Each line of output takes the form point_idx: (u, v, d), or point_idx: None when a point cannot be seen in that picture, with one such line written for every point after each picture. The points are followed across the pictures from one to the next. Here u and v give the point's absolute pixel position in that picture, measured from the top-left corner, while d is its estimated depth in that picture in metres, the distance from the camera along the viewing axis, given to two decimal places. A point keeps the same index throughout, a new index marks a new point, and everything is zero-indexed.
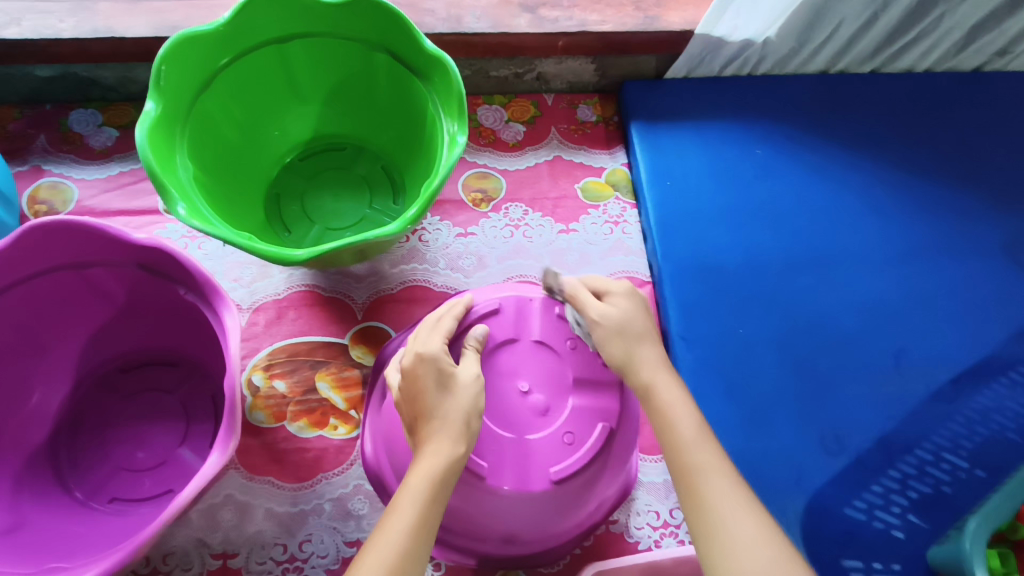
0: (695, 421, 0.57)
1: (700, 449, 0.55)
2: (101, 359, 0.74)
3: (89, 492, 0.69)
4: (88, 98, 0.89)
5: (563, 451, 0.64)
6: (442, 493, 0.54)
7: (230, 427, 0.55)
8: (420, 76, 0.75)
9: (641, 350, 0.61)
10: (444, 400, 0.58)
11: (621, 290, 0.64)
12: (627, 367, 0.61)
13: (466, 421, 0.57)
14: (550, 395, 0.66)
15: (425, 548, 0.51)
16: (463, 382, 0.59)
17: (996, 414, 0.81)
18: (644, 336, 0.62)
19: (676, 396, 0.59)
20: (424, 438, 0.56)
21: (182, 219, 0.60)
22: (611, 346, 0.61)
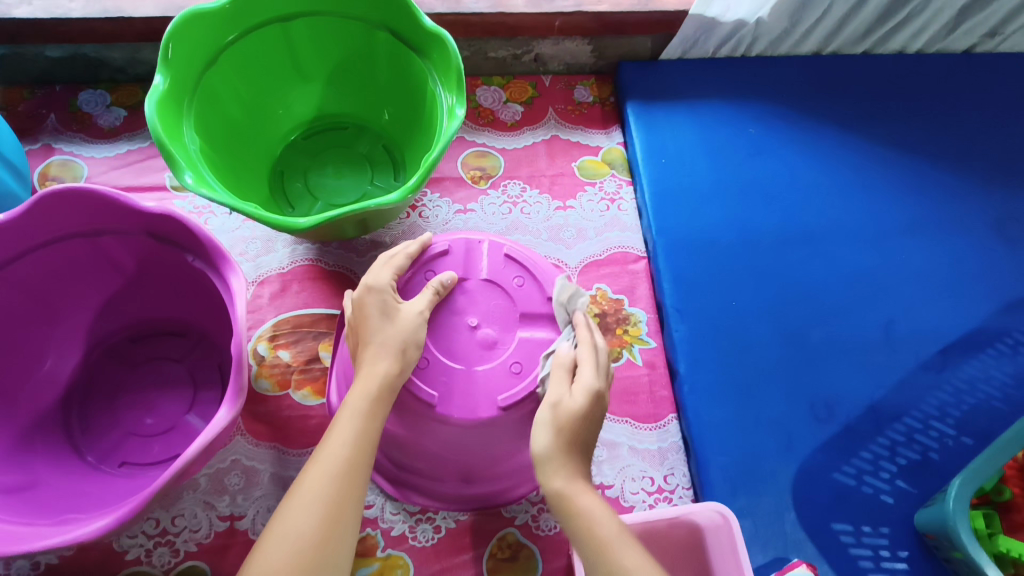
0: (614, 523, 0.54)
1: (627, 552, 0.52)
2: (111, 328, 0.77)
3: (100, 455, 0.71)
4: (97, 79, 0.92)
5: (510, 381, 0.65)
6: (377, 411, 0.59)
7: (238, 384, 0.57)
8: (420, 53, 0.77)
9: (561, 461, 0.58)
10: (385, 327, 0.63)
11: (588, 386, 0.61)
12: (543, 466, 0.58)
13: (403, 343, 0.62)
14: (498, 329, 0.68)
15: (367, 457, 0.56)
16: (406, 315, 0.64)
17: (983, 384, 0.83)
18: (559, 458, 0.58)
19: (595, 503, 0.56)
20: (363, 359, 0.61)
21: (190, 187, 0.62)
22: (540, 436, 0.59)
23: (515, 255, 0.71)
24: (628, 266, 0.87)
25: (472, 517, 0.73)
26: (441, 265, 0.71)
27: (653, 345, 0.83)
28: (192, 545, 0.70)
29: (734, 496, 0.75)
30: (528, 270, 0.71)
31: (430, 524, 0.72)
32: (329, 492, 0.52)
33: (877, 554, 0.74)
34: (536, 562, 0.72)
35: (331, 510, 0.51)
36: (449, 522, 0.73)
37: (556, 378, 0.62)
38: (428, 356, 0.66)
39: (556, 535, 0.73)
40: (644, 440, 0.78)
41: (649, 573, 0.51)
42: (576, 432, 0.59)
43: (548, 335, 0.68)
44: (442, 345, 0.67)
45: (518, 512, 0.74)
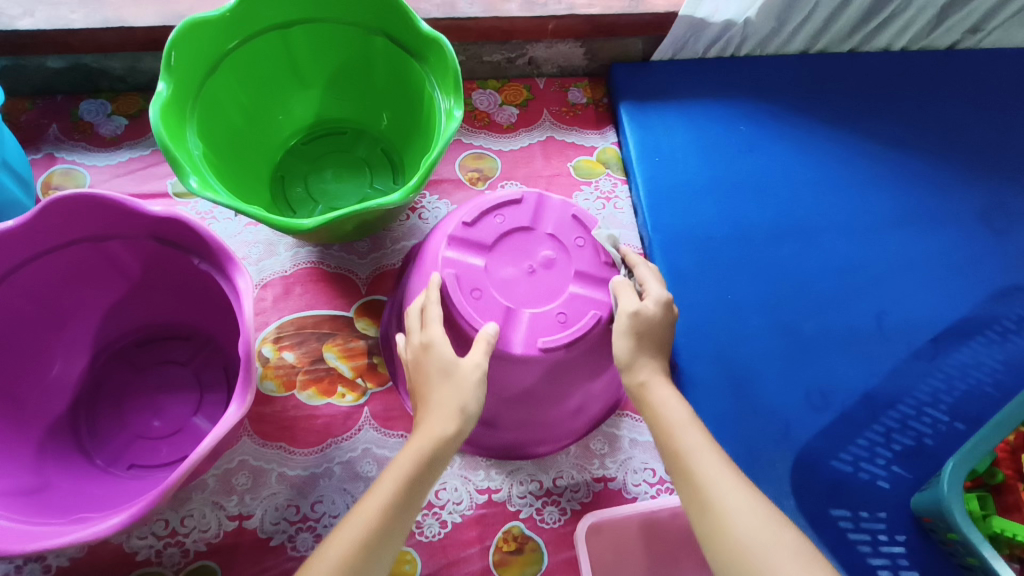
0: (685, 414, 0.61)
1: (688, 433, 0.59)
2: (117, 333, 0.78)
3: (109, 458, 0.72)
4: (97, 89, 0.93)
5: (583, 250, 0.72)
6: (426, 476, 0.58)
7: (247, 381, 0.58)
8: (417, 57, 0.79)
9: (645, 358, 0.65)
10: (444, 390, 0.62)
11: (658, 298, 0.67)
12: (626, 365, 0.65)
13: (462, 405, 0.61)
14: (532, 249, 0.72)
15: (402, 520, 0.56)
16: (465, 371, 0.62)
17: (974, 370, 0.85)
18: (643, 356, 0.65)
19: (665, 392, 0.63)
20: (422, 419, 0.61)
21: (195, 191, 0.64)
22: (620, 342, 0.65)
23: (469, 214, 0.72)
24: None
25: (478, 510, 0.74)
26: (468, 283, 0.69)
27: None
28: (201, 545, 0.71)
29: None
30: (482, 210, 0.72)
31: (435, 518, 0.74)
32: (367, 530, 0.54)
33: (875, 538, 0.75)
34: (541, 554, 0.73)
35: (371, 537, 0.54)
36: (455, 517, 0.74)
37: (626, 294, 0.67)
38: (553, 317, 0.68)
39: (561, 528, 0.74)
40: (644, 433, 0.79)
41: (714, 458, 0.58)
42: (654, 333, 0.65)
43: (547, 213, 0.74)
44: (545, 294, 0.69)
45: (522, 505, 0.75)
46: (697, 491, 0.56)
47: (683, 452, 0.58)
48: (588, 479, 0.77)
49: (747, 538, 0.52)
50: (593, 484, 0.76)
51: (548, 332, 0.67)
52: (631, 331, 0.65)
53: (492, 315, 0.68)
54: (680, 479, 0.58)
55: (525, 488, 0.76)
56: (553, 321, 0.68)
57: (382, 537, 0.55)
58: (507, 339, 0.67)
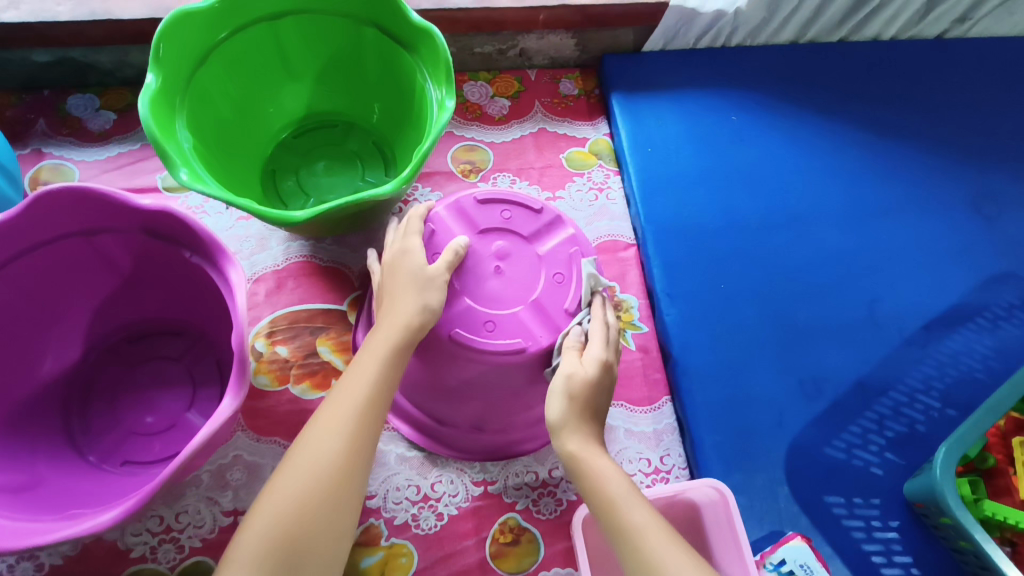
0: (624, 485, 0.57)
1: (635, 507, 0.56)
2: (109, 329, 0.77)
3: (102, 455, 0.72)
4: (85, 84, 0.92)
5: (510, 217, 0.73)
6: (396, 360, 0.61)
7: (240, 375, 0.57)
8: (407, 48, 0.78)
9: (573, 428, 0.62)
10: (410, 291, 0.64)
11: (595, 359, 0.65)
12: (556, 432, 0.62)
13: (423, 301, 0.64)
14: (481, 253, 0.71)
15: (381, 400, 0.58)
16: (433, 275, 0.66)
17: (964, 357, 0.85)
18: (574, 423, 0.62)
19: (604, 464, 0.59)
20: (387, 312, 0.64)
21: (185, 183, 0.64)
22: (552, 403, 0.62)
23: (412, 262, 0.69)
24: (618, 253, 0.89)
25: (473, 501, 0.75)
26: (477, 322, 0.67)
27: (645, 329, 0.85)
28: (196, 541, 0.71)
29: (728, 473, 0.77)
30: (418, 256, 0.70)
31: (431, 512, 0.74)
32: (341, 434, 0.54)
33: (869, 524, 0.76)
34: (537, 545, 0.73)
35: (349, 435, 0.55)
36: (451, 510, 0.74)
37: (568, 353, 0.66)
38: (554, 283, 0.71)
39: (556, 519, 0.75)
40: (639, 422, 0.80)
41: (660, 531, 0.54)
42: (587, 398, 0.63)
43: (460, 217, 0.73)
44: (530, 267, 0.71)
45: (518, 497, 0.76)
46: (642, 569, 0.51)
47: (628, 526, 0.54)
48: None
49: None
50: None
51: (565, 296, 0.70)
52: (566, 393, 0.62)
53: (526, 326, 0.68)
54: (625, 561, 0.53)
55: (520, 480, 0.76)
56: (557, 286, 0.70)
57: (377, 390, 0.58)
58: (549, 332, 0.68)
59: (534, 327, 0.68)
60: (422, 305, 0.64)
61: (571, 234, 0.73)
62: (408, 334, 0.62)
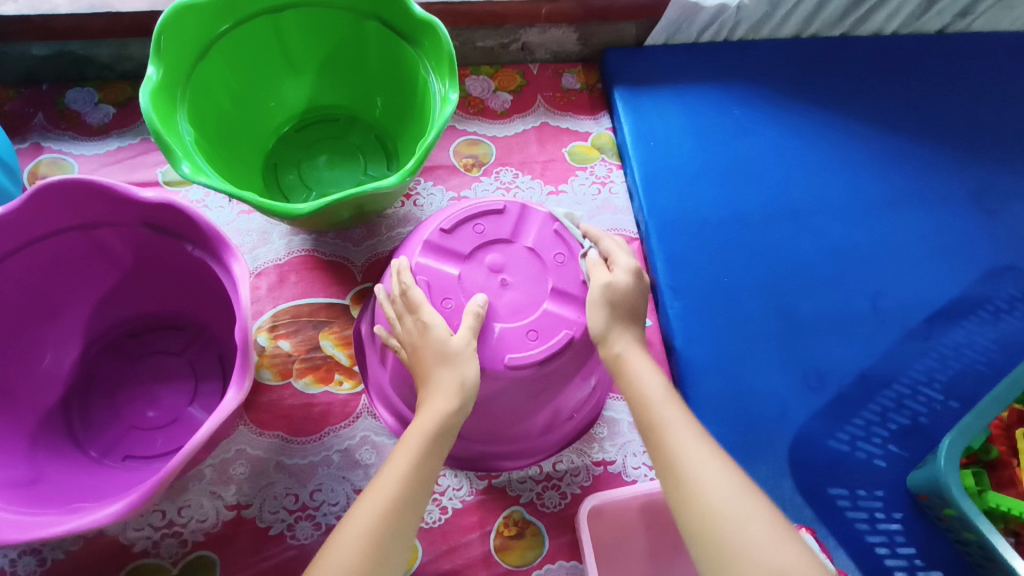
0: (661, 388, 0.62)
1: (667, 405, 0.60)
2: (110, 323, 0.76)
3: (103, 450, 0.71)
4: (84, 78, 0.91)
5: (483, 231, 0.71)
6: (434, 449, 0.59)
7: (244, 367, 0.57)
8: (410, 41, 0.78)
9: (617, 330, 0.65)
10: (442, 370, 0.61)
11: (627, 267, 0.69)
12: (603, 338, 0.65)
13: (461, 381, 0.61)
14: (478, 275, 0.69)
15: (420, 494, 0.56)
16: (460, 348, 0.62)
17: (967, 349, 0.85)
18: (620, 326, 0.66)
19: (643, 362, 0.64)
20: (423, 398, 0.61)
21: (187, 176, 0.64)
22: (596, 312, 0.66)
23: None
24: None
25: (478, 495, 0.75)
26: (522, 339, 0.66)
27: (649, 323, 0.85)
28: (199, 535, 0.70)
29: None
30: None
31: (435, 505, 0.73)
32: (376, 529, 0.53)
33: (872, 516, 0.76)
34: (542, 538, 0.73)
35: (387, 528, 0.53)
36: (455, 503, 0.74)
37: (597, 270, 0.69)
38: (557, 264, 0.70)
39: (560, 512, 0.75)
40: None
41: (689, 432, 0.58)
42: (631, 302, 0.67)
43: (442, 256, 0.70)
44: (528, 265, 0.70)
45: (523, 490, 0.75)
46: (667, 453, 0.57)
47: (658, 422, 0.59)
48: (588, 463, 0.78)
49: (720, 503, 0.52)
50: (593, 467, 0.77)
51: (573, 271, 0.70)
52: (606, 302, 0.66)
53: (564, 318, 0.68)
54: (654, 454, 0.58)
55: (524, 473, 0.76)
56: (561, 267, 0.70)
57: (417, 483, 0.57)
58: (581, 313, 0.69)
59: (571, 314, 0.68)
60: (458, 387, 0.61)
61: (544, 215, 0.73)
62: (444, 422, 0.59)
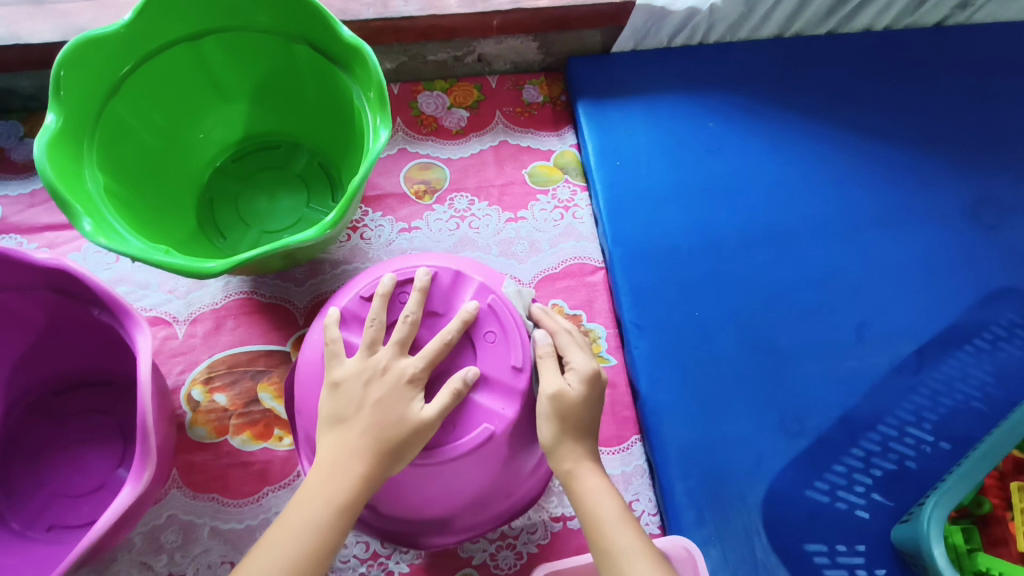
0: (617, 509, 0.57)
1: (623, 533, 0.56)
2: (33, 382, 0.72)
3: (26, 521, 0.67)
4: (9, 109, 0.86)
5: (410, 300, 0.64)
6: (349, 510, 0.55)
7: (145, 456, 0.53)
8: (342, 65, 0.71)
9: (568, 444, 0.59)
10: (390, 435, 0.56)
11: (581, 373, 0.62)
12: (551, 452, 0.59)
13: (402, 448, 0.56)
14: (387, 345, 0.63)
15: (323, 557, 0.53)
16: (418, 419, 0.57)
17: (960, 383, 0.78)
18: (569, 441, 0.59)
19: (596, 484, 0.58)
20: (345, 457, 0.55)
21: (88, 236, 0.58)
22: (544, 426, 0.60)
23: None
24: (585, 278, 0.82)
25: (426, 558, 0.70)
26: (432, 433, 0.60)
27: (614, 361, 0.79)
28: None
29: (701, 523, 0.71)
30: None
31: (382, 570, 0.69)
32: None
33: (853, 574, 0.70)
34: None
35: None
36: (403, 567, 0.70)
37: (547, 373, 0.61)
38: (487, 344, 0.62)
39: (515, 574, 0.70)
40: (606, 465, 0.74)
41: (637, 554, 0.55)
42: (577, 415, 0.60)
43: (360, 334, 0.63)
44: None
45: (475, 551, 0.71)
46: None
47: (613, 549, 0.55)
48: (546, 519, 0.72)
49: None
50: (551, 523, 0.72)
51: (504, 352, 0.62)
52: (554, 416, 0.59)
53: (484, 407, 0.60)
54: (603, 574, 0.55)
55: None
56: (490, 347, 0.62)
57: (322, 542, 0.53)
58: (506, 401, 0.61)
59: (495, 403, 0.61)
60: (392, 461, 0.56)
61: (480, 283, 0.65)
62: (358, 486, 0.55)
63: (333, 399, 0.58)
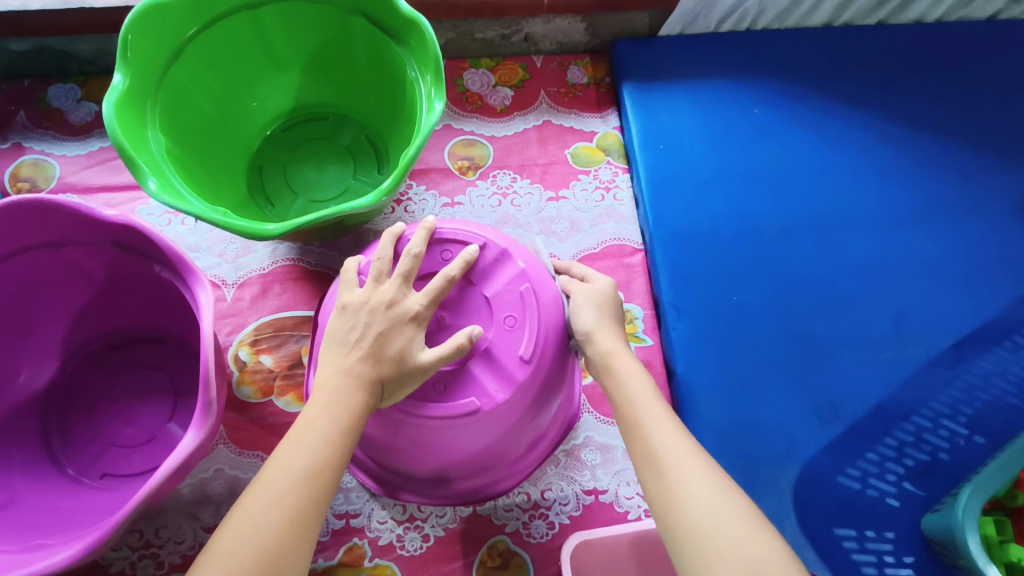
0: (646, 383, 0.58)
1: (651, 402, 0.57)
2: (89, 336, 0.74)
3: (81, 468, 0.70)
4: (67, 73, 0.88)
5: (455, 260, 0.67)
6: (353, 433, 0.54)
7: (206, 404, 0.55)
8: (397, 38, 0.72)
9: (605, 329, 0.63)
10: (389, 372, 0.56)
11: (604, 283, 0.67)
12: (587, 338, 0.62)
13: (399, 380, 0.57)
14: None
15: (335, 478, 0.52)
16: (418, 361, 0.57)
17: (997, 379, 0.78)
18: (605, 326, 0.63)
19: (628, 362, 0.60)
20: (346, 381, 0.55)
21: (153, 194, 0.60)
22: (581, 317, 0.64)
23: None
24: (624, 259, 0.83)
25: (461, 524, 0.72)
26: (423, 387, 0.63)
27: (650, 342, 0.79)
28: (176, 557, 0.69)
29: None
30: None
31: (418, 532, 0.72)
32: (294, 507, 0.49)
33: (880, 560, 0.71)
34: (527, 571, 0.71)
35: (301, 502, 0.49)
36: (438, 531, 0.72)
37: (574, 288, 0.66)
38: (505, 327, 0.64)
39: (547, 543, 0.72)
40: None
41: (667, 423, 0.55)
42: (610, 306, 0.65)
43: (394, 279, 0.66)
44: (478, 311, 0.65)
45: (509, 519, 0.72)
46: (650, 459, 0.53)
47: (638, 416, 0.55)
48: (578, 492, 0.74)
49: (699, 508, 0.48)
50: (583, 496, 0.74)
51: (518, 341, 0.63)
52: (593, 307, 0.64)
53: (479, 380, 0.63)
54: (632, 445, 0.55)
55: (511, 501, 0.73)
56: (508, 330, 0.64)
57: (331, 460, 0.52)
58: (502, 385, 0.63)
59: (489, 379, 0.63)
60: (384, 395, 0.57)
61: (521, 269, 0.66)
62: (363, 408, 0.55)
63: (337, 321, 0.59)
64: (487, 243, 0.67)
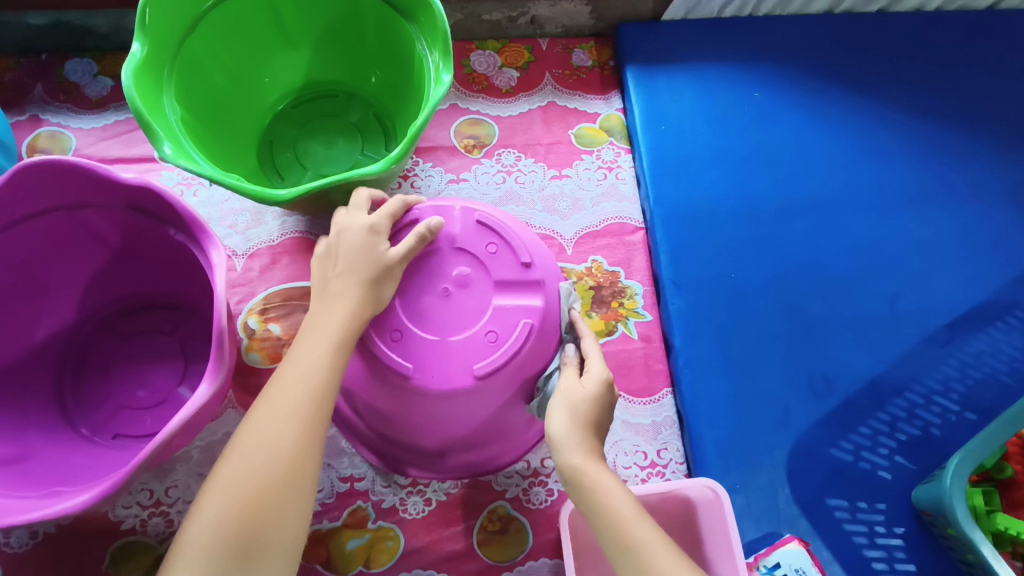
0: (631, 504, 0.52)
1: (639, 525, 0.50)
2: (103, 302, 0.77)
3: (94, 428, 0.72)
4: (83, 48, 0.90)
5: (504, 257, 0.66)
6: (348, 344, 0.57)
7: (218, 359, 0.57)
8: (406, 16, 0.74)
9: (580, 440, 0.56)
10: (367, 273, 0.60)
11: (596, 376, 0.61)
12: (559, 447, 0.56)
13: (377, 286, 0.60)
14: (442, 268, 0.66)
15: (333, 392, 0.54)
16: (388, 262, 0.62)
17: (990, 358, 0.80)
18: (578, 438, 0.56)
19: (606, 477, 0.54)
20: (337, 290, 0.59)
21: (169, 158, 0.62)
22: (557, 419, 0.58)
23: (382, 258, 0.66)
24: (625, 237, 0.85)
25: (462, 489, 0.74)
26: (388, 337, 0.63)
27: (649, 318, 0.81)
28: (185, 516, 0.71)
29: (727, 471, 0.73)
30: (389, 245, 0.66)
31: (420, 495, 0.73)
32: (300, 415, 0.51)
33: (872, 530, 0.73)
34: (526, 535, 0.73)
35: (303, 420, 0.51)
36: (440, 495, 0.74)
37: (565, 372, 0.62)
38: (486, 336, 0.63)
39: (546, 509, 0.74)
40: (636, 414, 0.76)
41: (662, 545, 0.49)
42: (592, 412, 0.59)
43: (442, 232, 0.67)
44: (465, 315, 0.65)
45: (509, 485, 0.74)
46: None
47: (630, 541, 0.49)
48: None
49: None
50: None
51: (480, 356, 0.63)
52: (568, 410, 0.58)
53: (427, 362, 0.63)
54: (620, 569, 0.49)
55: (512, 468, 0.75)
56: (484, 342, 0.63)
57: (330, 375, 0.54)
58: (444, 376, 0.62)
59: (434, 369, 0.63)
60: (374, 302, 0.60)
61: (536, 306, 0.65)
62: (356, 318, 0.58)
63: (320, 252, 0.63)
64: (532, 263, 0.66)
